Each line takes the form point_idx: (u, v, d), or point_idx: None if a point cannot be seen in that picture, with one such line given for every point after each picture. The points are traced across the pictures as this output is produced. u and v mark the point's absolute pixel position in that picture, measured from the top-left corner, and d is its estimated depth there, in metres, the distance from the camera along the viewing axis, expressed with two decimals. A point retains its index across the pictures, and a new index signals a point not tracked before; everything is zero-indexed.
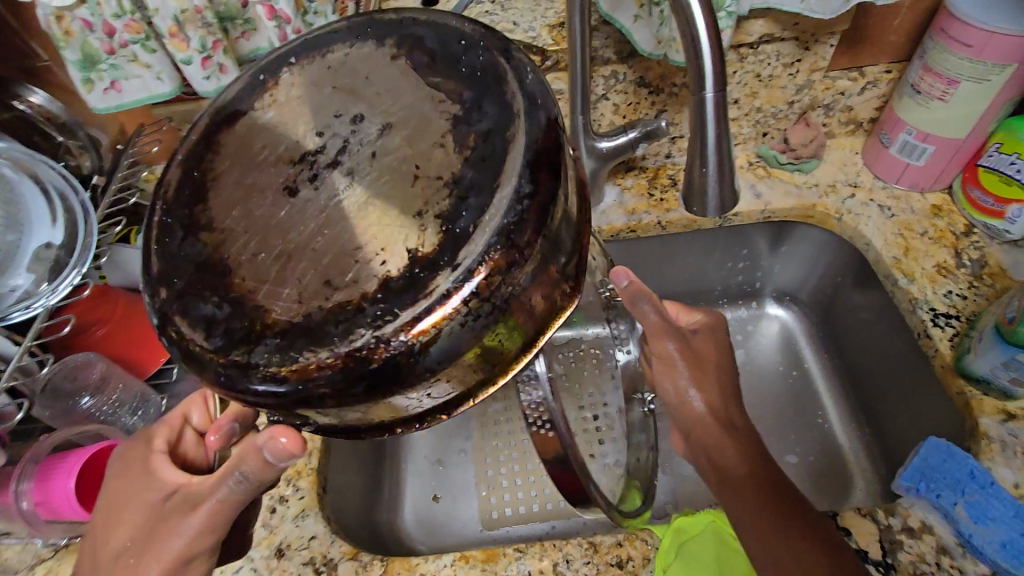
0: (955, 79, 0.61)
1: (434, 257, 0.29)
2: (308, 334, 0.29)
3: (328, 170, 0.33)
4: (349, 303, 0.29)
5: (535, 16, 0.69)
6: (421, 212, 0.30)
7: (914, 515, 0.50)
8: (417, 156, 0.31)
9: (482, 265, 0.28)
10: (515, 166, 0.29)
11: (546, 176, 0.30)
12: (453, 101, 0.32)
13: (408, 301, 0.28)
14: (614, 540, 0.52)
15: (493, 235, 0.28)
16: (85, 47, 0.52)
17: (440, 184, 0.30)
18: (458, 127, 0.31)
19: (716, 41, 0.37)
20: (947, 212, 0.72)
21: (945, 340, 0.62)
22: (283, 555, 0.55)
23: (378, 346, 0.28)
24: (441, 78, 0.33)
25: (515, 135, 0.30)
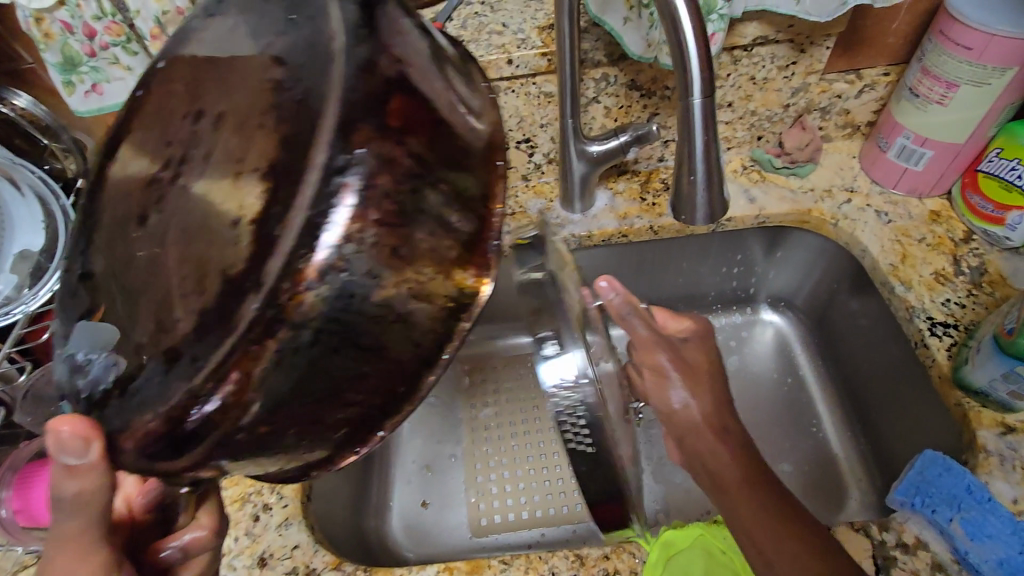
0: (954, 82, 0.60)
1: (240, 280, 0.26)
2: (140, 393, 0.28)
3: (170, 189, 0.31)
4: (172, 350, 0.28)
5: (525, 17, 0.68)
6: (234, 221, 0.27)
7: (909, 531, 0.49)
8: (234, 153, 0.28)
9: (292, 281, 0.25)
10: (323, 137, 0.26)
11: (358, 142, 0.26)
12: (273, 73, 0.28)
13: (215, 336, 0.26)
14: (601, 552, 0.51)
15: (301, 235, 0.26)
16: (64, 49, 0.51)
17: (254, 181, 0.27)
18: (275, 104, 0.28)
19: (703, 46, 0.36)
20: (945, 218, 0.70)
21: (942, 350, 0.60)
22: (266, 564, 0.54)
23: (192, 400, 0.27)
24: (273, 48, 0.30)
25: (326, 94, 0.26)
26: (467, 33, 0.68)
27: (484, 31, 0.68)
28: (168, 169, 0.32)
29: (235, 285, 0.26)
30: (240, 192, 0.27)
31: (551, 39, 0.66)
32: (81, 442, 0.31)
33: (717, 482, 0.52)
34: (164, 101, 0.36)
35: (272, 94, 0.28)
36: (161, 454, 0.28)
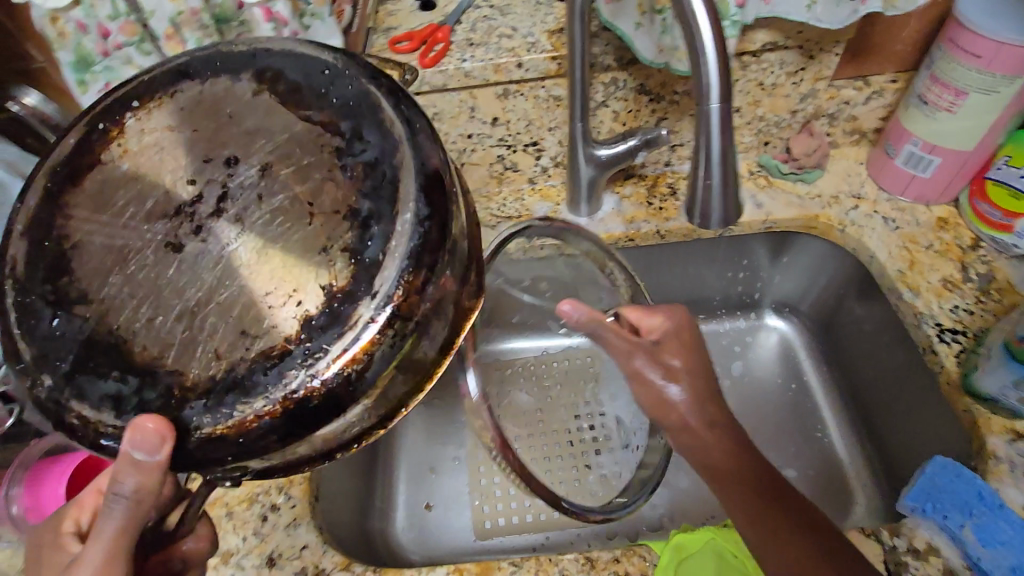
0: (963, 90, 0.60)
1: (350, 290, 0.33)
2: (236, 387, 0.33)
3: (210, 220, 0.36)
4: (273, 348, 0.33)
5: (534, 21, 0.68)
6: (327, 248, 0.34)
7: (920, 537, 0.48)
8: (312, 194, 0.35)
9: (398, 289, 0.33)
10: (409, 193, 0.34)
11: (436, 197, 0.35)
12: (331, 133, 0.36)
13: (333, 335, 0.32)
14: (611, 555, 0.51)
15: (402, 261, 0.33)
16: (79, 48, 0.51)
17: (340, 217, 0.34)
18: (345, 159, 0.36)
19: (722, 51, 0.36)
20: (953, 224, 0.70)
21: (951, 357, 0.60)
22: (275, 564, 0.54)
23: (310, 382, 0.32)
24: (313, 111, 0.37)
25: (402, 161, 0.35)
26: (477, 36, 0.68)
27: (493, 34, 0.68)
28: (185, 198, 0.37)
29: (330, 301, 0.33)
30: (323, 227, 0.35)
31: (561, 44, 0.66)
32: (158, 440, 0.32)
33: (717, 479, 0.51)
34: (188, 119, 0.38)
35: (336, 155, 0.36)
36: (205, 450, 0.33)
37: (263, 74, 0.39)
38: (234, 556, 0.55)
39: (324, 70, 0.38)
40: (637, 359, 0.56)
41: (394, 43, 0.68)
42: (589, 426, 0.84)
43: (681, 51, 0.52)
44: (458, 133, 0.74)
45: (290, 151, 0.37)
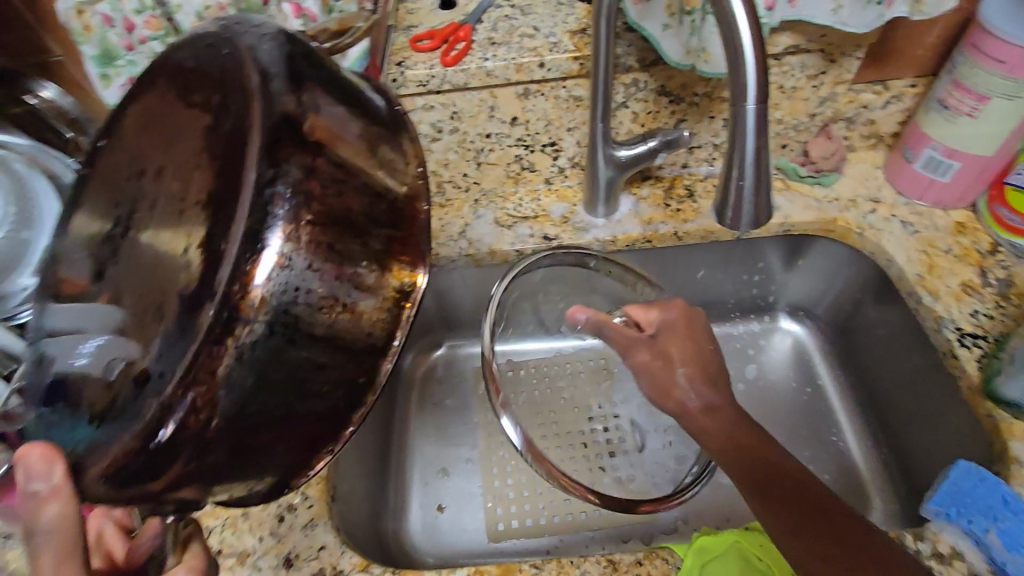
0: (985, 95, 0.60)
1: (201, 286, 0.27)
2: (111, 421, 0.28)
3: (126, 238, 0.33)
4: (137, 372, 0.28)
5: (556, 22, 0.68)
6: (187, 246, 0.28)
7: (945, 541, 0.48)
8: (184, 190, 0.30)
9: (262, 285, 0.27)
10: (255, 152, 0.27)
11: (291, 154, 0.28)
12: (206, 112, 0.31)
13: (184, 346, 0.27)
14: (634, 558, 0.50)
15: (255, 247, 0.27)
16: (103, 42, 0.51)
17: (201, 209, 0.28)
18: (210, 139, 0.30)
19: (760, 47, 0.35)
20: (971, 229, 0.70)
21: (973, 361, 0.60)
22: (292, 565, 0.53)
23: (165, 412, 0.27)
24: (197, 93, 0.32)
25: (250, 120, 0.28)
26: (498, 36, 0.68)
27: (515, 34, 0.68)
28: (113, 224, 0.34)
29: (193, 299, 0.27)
30: (185, 224, 0.29)
31: (583, 44, 0.66)
32: (45, 464, 0.29)
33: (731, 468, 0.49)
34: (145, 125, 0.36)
35: (206, 137, 0.30)
36: (126, 493, 0.29)
37: (214, 61, 0.32)
38: (250, 557, 0.54)
39: (212, 44, 0.33)
40: (637, 353, 0.56)
41: (415, 41, 0.68)
42: (603, 428, 0.82)
43: (708, 52, 0.52)
44: (477, 132, 0.74)
45: (181, 149, 0.31)
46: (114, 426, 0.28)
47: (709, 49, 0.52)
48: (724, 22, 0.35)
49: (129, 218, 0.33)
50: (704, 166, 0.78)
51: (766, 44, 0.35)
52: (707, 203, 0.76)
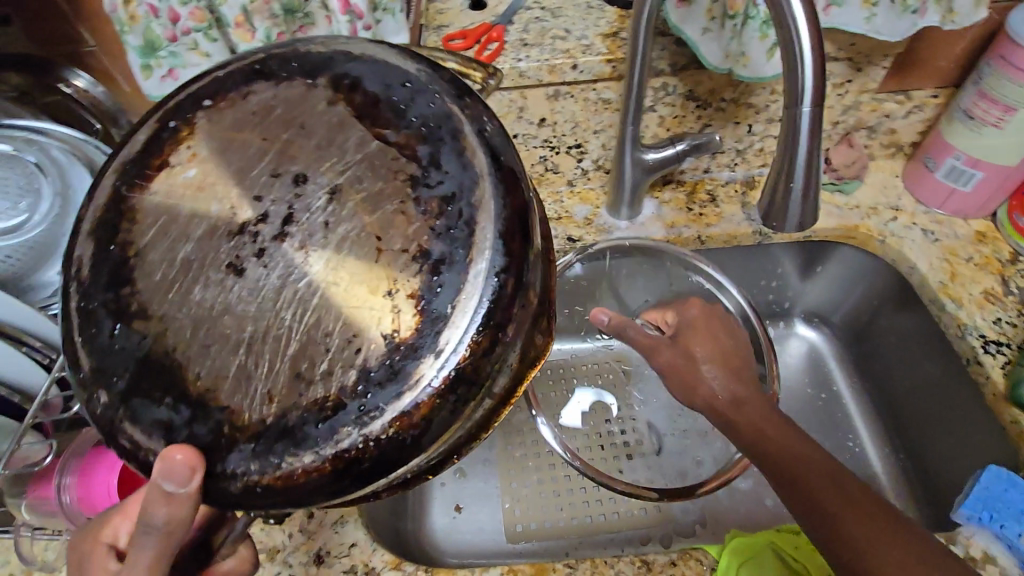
0: (1011, 105, 0.61)
1: (413, 343, 0.29)
2: (285, 436, 0.29)
3: (274, 243, 0.31)
4: (326, 400, 0.29)
5: (587, 24, 0.69)
6: (391, 291, 0.29)
7: (976, 544, 0.49)
8: (378, 226, 0.30)
9: (467, 349, 0.29)
10: (487, 240, 0.29)
11: (517, 246, 0.30)
12: (408, 158, 0.31)
13: (393, 394, 0.28)
14: (668, 559, 0.51)
15: (474, 316, 0.29)
16: (147, 33, 0.52)
17: (407, 257, 0.29)
18: (419, 190, 0.30)
19: (818, 57, 0.39)
20: (991, 238, 0.72)
21: (997, 368, 0.62)
22: (323, 561, 0.53)
23: (365, 444, 0.28)
24: (390, 130, 0.32)
25: (481, 202, 0.30)
26: (530, 37, 0.68)
27: (547, 36, 0.68)
28: (247, 217, 0.31)
29: (403, 348, 0.29)
30: (386, 267, 0.29)
31: (615, 48, 0.67)
32: (187, 472, 0.29)
33: (757, 445, 0.51)
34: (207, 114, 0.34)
35: (411, 182, 0.30)
36: (265, 501, 0.29)
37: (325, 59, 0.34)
38: (280, 553, 0.53)
39: (406, 82, 0.33)
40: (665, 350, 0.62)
41: (447, 40, 0.68)
42: (621, 430, 0.80)
43: (746, 56, 0.55)
44: None
45: (358, 172, 0.31)
46: (284, 447, 0.28)
47: (748, 53, 0.54)
48: (784, 33, 0.39)
49: (282, 223, 0.31)
50: (724, 172, 0.78)
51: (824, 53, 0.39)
52: (730, 208, 0.76)
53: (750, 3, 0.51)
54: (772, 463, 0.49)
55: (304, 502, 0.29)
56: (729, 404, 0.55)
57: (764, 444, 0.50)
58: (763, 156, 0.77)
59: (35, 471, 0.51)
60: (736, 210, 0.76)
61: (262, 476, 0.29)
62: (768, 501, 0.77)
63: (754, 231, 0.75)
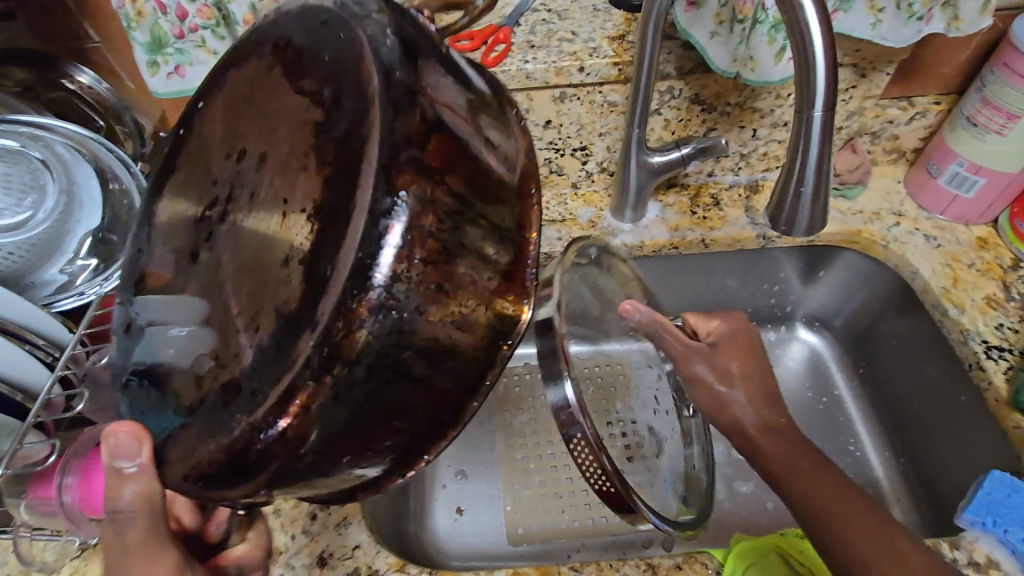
0: (1015, 113, 0.62)
1: (303, 311, 0.26)
2: (204, 419, 0.29)
3: (217, 225, 0.36)
4: (229, 380, 0.29)
5: (595, 27, 0.69)
6: (287, 258, 0.29)
7: (980, 550, 0.49)
8: (285, 192, 0.30)
9: (364, 317, 0.25)
10: (367, 182, 0.25)
11: (417, 187, 0.26)
12: (317, 104, 0.29)
13: (275, 373, 0.26)
14: (673, 562, 0.50)
15: (353, 277, 0.25)
16: (154, 29, 0.51)
17: (304, 216, 0.28)
18: (319, 138, 0.28)
19: (830, 61, 0.39)
20: (993, 244, 0.72)
21: (999, 373, 0.62)
22: (326, 564, 0.52)
23: (257, 433, 0.27)
24: (307, 79, 0.30)
25: (370, 133, 0.26)
26: (537, 39, 0.68)
27: (554, 38, 0.68)
28: (206, 206, 0.37)
29: (293, 321, 0.27)
30: (286, 227, 0.29)
31: (622, 49, 0.67)
32: (135, 443, 0.33)
33: (781, 479, 0.51)
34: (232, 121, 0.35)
35: (313, 133, 0.29)
36: (192, 488, 0.30)
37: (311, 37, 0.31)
38: (283, 555, 0.53)
39: (324, 21, 0.31)
40: (694, 361, 0.57)
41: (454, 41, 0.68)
42: (622, 432, 0.77)
43: (755, 61, 0.55)
44: None
45: (287, 139, 0.31)
46: (201, 423, 0.29)
47: (757, 57, 0.55)
48: (795, 38, 0.39)
49: (223, 203, 0.35)
50: (728, 175, 0.79)
51: (836, 58, 0.39)
52: (734, 212, 0.77)
53: (760, 8, 0.52)
54: (796, 501, 0.49)
55: (278, 485, 0.28)
56: (750, 433, 0.54)
57: (788, 480, 0.51)
58: (766, 160, 0.78)
59: (36, 470, 0.50)
60: (740, 214, 0.77)
61: (237, 462, 0.28)
62: (770, 504, 0.77)
63: (758, 234, 0.75)
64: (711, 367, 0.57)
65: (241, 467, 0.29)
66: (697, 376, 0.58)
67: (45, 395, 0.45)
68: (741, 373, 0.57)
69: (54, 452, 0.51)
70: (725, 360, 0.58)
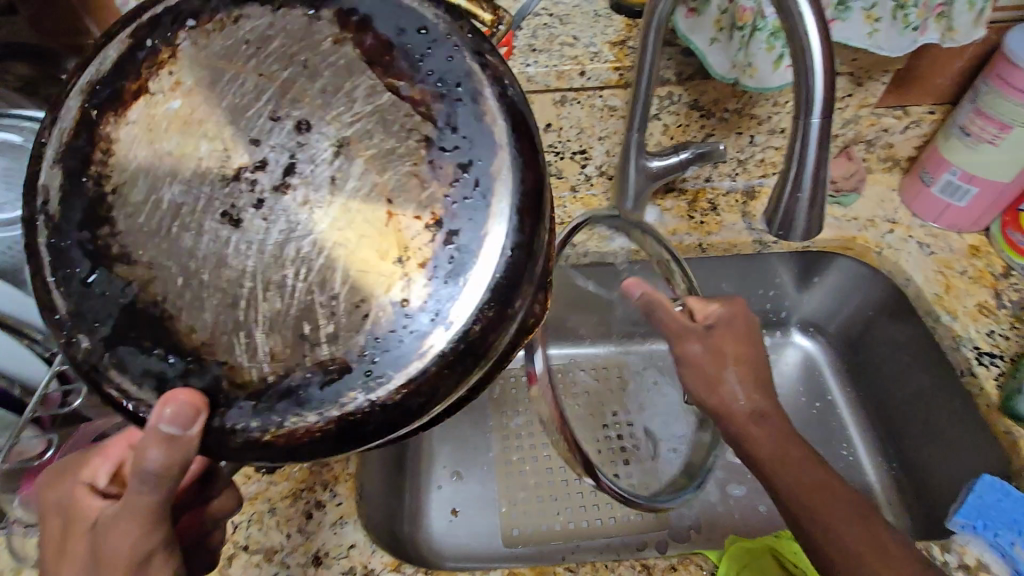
0: (1008, 124, 0.63)
1: (424, 311, 0.30)
2: (289, 396, 0.30)
3: (272, 195, 0.31)
4: (333, 364, 0.30)
5: (596, 32, 0.69)
6: (401, 258, 0.30)
7: (971, 553, 0.50)
8: (388, 187, 0.30)
9: (475, 323, 0.29)
10: (502, 207, 0.30)
11: (530, 222, 0.30)
12: (425, 117, 0.30)
13: (402, 363, 0.29)
14: (668, 564, 0.51)
15: (487, 291, 0.29)
16: None
17: (422, 225, 0.30)
18: (433, 154, 0.30)
19: (829, 69, 0.40)
20: (985, 253, 0.73)
21: (990, 379, 0.63)
22: (321, 563, 0.52)
23: (368, 407, 0.30)
24: (405, 83, 0.31)
25: (499, 169, 0.30)
26: (538, 43, 0.69)
27: (555, 42, 0.69)
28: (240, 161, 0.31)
29: (417, 317, 0.29)
30: (398, 230, 0.30)
31: (623, 55, 0.67)
32: (192, 413, 0.30)
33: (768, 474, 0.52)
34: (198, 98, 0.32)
35: (426, 147, 0.30)
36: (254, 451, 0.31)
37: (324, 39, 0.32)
38: (277, 554, 0.52)
39: (422, 28, 0.31)
40: (687, 342, 0.59)
41: None
42: (617, 434, 0.81)
43: (753, 67, 0.56)
44: None
45: (367, 127, 0.31)
46: (282, 406, 0.30)
47: (755, 64, 0.55)
48: (795, 48, 0.40)
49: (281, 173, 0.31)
50: (726, 181, 0.80)
51: (835, 67, 0.40)
52: (730, 217, 0.78)
53: (758, 15, 0.52)
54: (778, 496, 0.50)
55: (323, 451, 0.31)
56: (741, 420, 0.55)
57: (773, 473, 0.51)
58: (763, 167, 0.79)
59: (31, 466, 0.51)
60: (737, 219, 0.77)
61: (263, 433, 0.30)
62: (763, 507, 0.77)
63: (754, 240, 0.76)
64: (706, 352, 0.58)
65: (284, 439, 0.30)
66: (687, 358, 0.60)
67: (41, 391, 0.45)
68: (738, 361, 0.57)
69: (50, 448, 0.51)
70: (722, 343, 0.58)
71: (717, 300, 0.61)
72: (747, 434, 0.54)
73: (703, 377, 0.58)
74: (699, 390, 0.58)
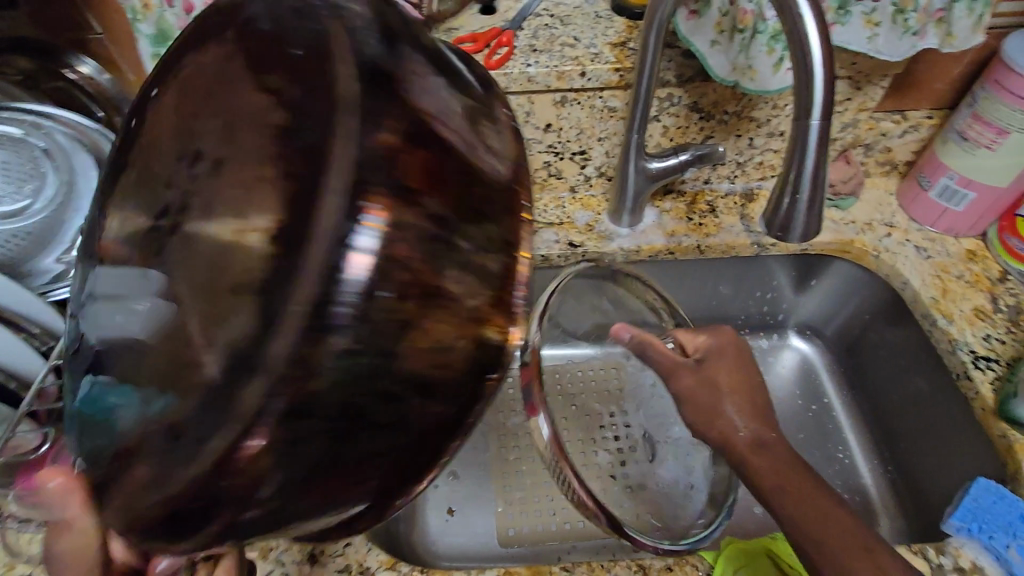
0: (1005, 129, 0.63)
1: (241, 353, 0.22)
2: (125, 465, 0.25)
3: (166, 236, 0.26)
4: (162, 420, 0.24)
5: (596, 33, 0.70)
6: (229, 285, 0.23)
7: (965, 556, 0.50)
8: (229, 198, 0.24)
9: (297, 361, 0.22)
10: (340, 200, 0.22)
11: (377, 209, 0.23)
12: (277, 106, 0.25)
13: (213, 420, 0.22)
14: (664, 564, 0.51)
15: (320, 315, 0.22)
16: (159, 21, 0.52)
17: (255, 242, 0.23)
18: (282, 146, 0.24)
19: (829, 71, 0.40)
20: (981, 257, 0.74)
21: (986, 383, 0.63)
22: (317, 561, 0.52)
23: (188, 485, 0.23)
24: (268, 75, 0.26)
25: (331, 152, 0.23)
26: (539, 43, 0.69)
27: (556, 43, 0.69)
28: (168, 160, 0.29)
29: (242, 361, 0.22)
30: (232, 245, 0.23)
31: (623, 56, 0.68)
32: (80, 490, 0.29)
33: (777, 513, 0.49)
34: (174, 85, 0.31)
35: (277, 137, 0.24)
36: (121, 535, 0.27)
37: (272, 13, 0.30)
38: (273, 551, 0.52)
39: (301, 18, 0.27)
40: (683, 377, 0.56)
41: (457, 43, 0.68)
42: (613, 436, 0.81)
43: (754, 70, 0.56)
44: None
45: (225, 122, 0.26)
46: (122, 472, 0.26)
47: (755, 66, 0.56)
48: (796, 50, 0.40)
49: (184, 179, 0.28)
50: (725, 183, 0.80)
51: (834, 69, 0.40)
52: (729, 219, 0.78)
53: (759, 18, 0.53)
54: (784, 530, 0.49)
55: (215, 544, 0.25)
56: (747, 455, 0.52)
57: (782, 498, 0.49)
58: (761, 169, 0.79)
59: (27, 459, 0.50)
60: (735, 221, 0.77)
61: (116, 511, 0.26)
62: (758, 509, 0.77)
63: (752, 242, 0.76)
64: (701, 384, 0.56)
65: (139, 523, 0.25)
66: (687, 394, 0.56)
67: (38, 386, 0.45)
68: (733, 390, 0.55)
69: (46, 442, 0.51)
70: (718, 373, 0.56)
71: (704, 331, 0.59)
72: (753, 467, 0.51)
73: (703, 413, 0.55)
74: (699, 425, 0.55)
